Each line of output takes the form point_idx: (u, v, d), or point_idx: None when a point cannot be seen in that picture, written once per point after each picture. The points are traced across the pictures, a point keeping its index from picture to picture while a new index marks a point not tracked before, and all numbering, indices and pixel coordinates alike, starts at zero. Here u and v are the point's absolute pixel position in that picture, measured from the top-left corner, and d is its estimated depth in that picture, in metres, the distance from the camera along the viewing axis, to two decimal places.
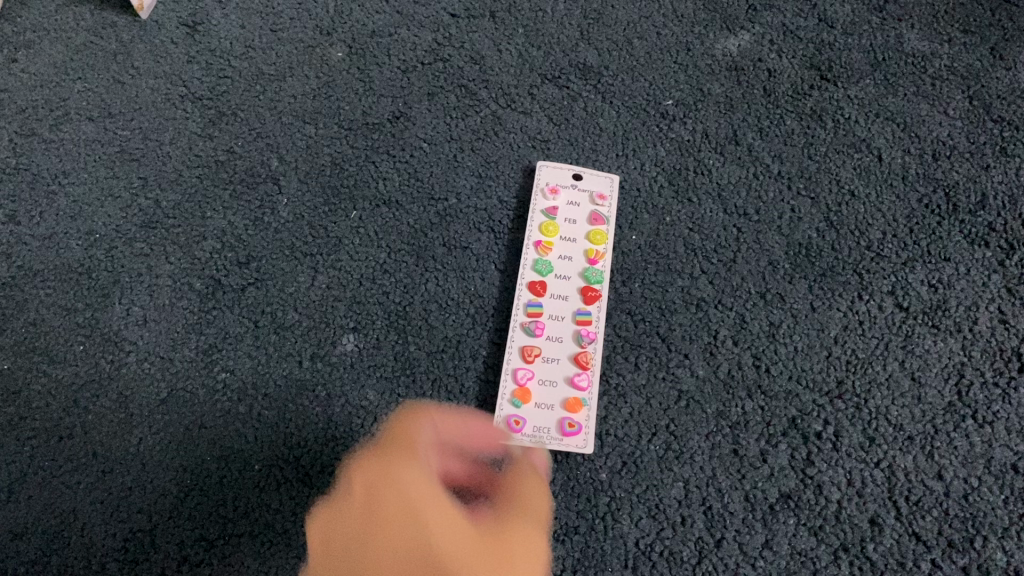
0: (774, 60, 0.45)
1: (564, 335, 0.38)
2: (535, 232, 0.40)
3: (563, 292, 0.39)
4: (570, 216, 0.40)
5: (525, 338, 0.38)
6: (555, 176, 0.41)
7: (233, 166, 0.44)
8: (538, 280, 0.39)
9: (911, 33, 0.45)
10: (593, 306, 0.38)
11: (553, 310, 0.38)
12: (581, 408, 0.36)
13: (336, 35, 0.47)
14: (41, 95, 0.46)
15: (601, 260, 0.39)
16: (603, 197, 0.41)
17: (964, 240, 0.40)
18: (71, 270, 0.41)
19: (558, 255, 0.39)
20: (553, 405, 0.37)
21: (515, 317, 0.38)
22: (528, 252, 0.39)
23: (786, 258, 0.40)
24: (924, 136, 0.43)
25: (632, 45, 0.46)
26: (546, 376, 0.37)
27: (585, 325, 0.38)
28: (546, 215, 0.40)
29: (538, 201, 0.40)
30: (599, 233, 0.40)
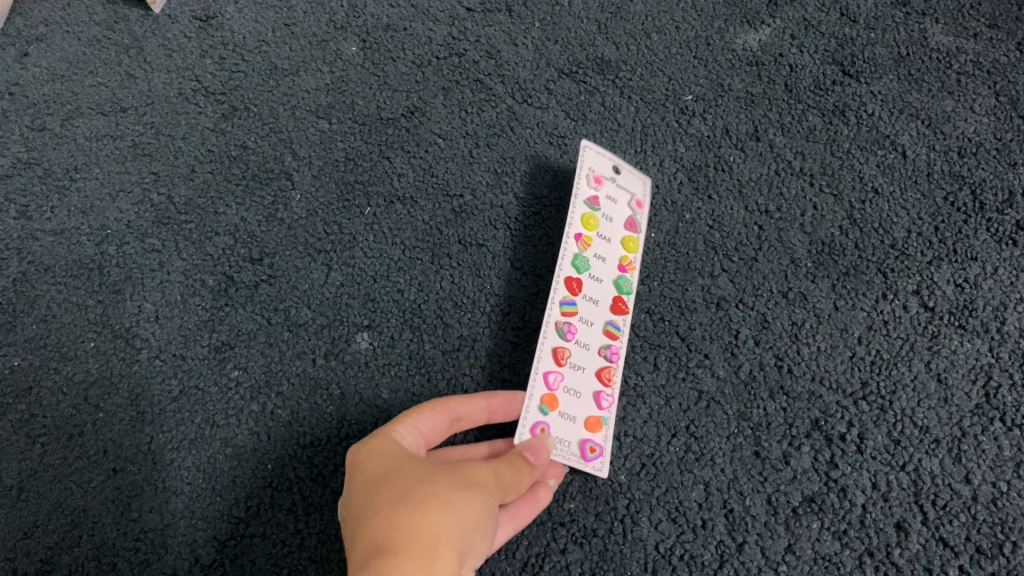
0: (795, 54, 0.44)
1: (594, 345, 0.36)
2: (577, 219, 0.37)
3: (595, 296, 0.36)
4: (607, 212, 0.38)
5: (558, 337, 0.35)
6: (598, 164, 0.39)
7: (246, 162, 0.43)
8: (574, 276, 0.36)
9: (935, 28, 0.44)
10: (621, 320, 0.37)
11: (583, 313, 0.36)
12: (599, 429, 0.35)
13: (350, 29, 0.46)
14: (53, 90, 0.45)
15: (630, 272, 0.38)
16: (639, 203, 0.39)
17: (991, 239, 0.40)
18: (83, 267, 0.41)
19: (594, 253, 0.37)
20: (575, 419, 0.34)
21: (549, 310, 0.35)
22: (569, 240, 0.36)
23: (809, 257, 0.39)
24: (950, 133, 0.42)
25: (651, 39, 0.45)
26: (571, 385, 0.35)
27: (614, 339, 0.36)
28: (588, 205, 0.38)
29: (581, 186, 0.38)
30: (631, 241, 0.38)
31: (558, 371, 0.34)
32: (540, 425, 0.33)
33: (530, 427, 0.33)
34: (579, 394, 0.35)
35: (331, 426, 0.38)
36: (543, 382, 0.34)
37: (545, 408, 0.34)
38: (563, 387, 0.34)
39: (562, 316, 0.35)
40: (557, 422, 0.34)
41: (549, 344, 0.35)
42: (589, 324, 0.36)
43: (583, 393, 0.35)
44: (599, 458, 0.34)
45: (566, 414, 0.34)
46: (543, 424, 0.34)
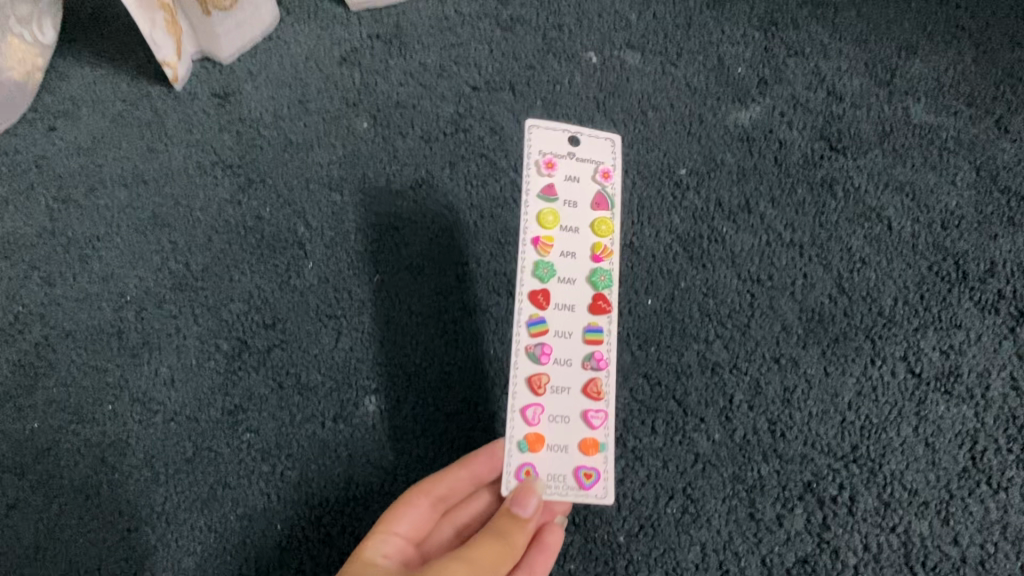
0: (785, 131, 0.46)
1: (576, 359, 0.34)
2: (532, 220, 0.34)
3: (570, 301, 0.34)
4: (569, 196, 0.35)
5: (531, 362, 0.33)
6: (547, 141, 0.35)
7: (261, 232, 0.45)
8: (541, 287, 0.34)
9: (918, 106, 0.47)
10: (603, 319, 0.34)
11: (559, 325, 0.34)
12: (596, 452, 0.34)
13: (361, 106, 0.49)
14: (79, 163, 0.48)
15: (608, 259, 0.35)
16: (607, 173, 0.35)
17: (974, 307, 0.41)
18: (102, 331, 0.43)
19: (561, 251, 0.34)
20: (566, 448, 0.34)
21: (516, 337, 0.33)
22: (527, 249, 0.34)
23: (800, 324, 0.41)
24: (933, 206, 0.44)
25: (647, 116, 0.47)
26: (555, 410, 0.34)
27: (598, 344, 0.34)
28: (544, 197, 0.34)
29: (532, 178, 0.34)
30: (603, 222, 0.35)
31: (535, 405, 0.33)
32: (524, 468, 0.33)
33: (517, 471, 0.33)
34: (567, 419, 0.34)
35: (338, 487, 0.39)
36: (522, 419, 0.33)
37: (529, 446, 0.33)
38: (545, 417, 0.33)
39: (533, 337, 0.34)
40: (545, 457, 0.33)
41: (524, 375, 0.33)
42: (568, 335, 0.34)
43: (570, 419, 0.34)
44: (601, 484, 0.34)
45: (554, 445, 0.34)
46: (530, 463, 0.33)
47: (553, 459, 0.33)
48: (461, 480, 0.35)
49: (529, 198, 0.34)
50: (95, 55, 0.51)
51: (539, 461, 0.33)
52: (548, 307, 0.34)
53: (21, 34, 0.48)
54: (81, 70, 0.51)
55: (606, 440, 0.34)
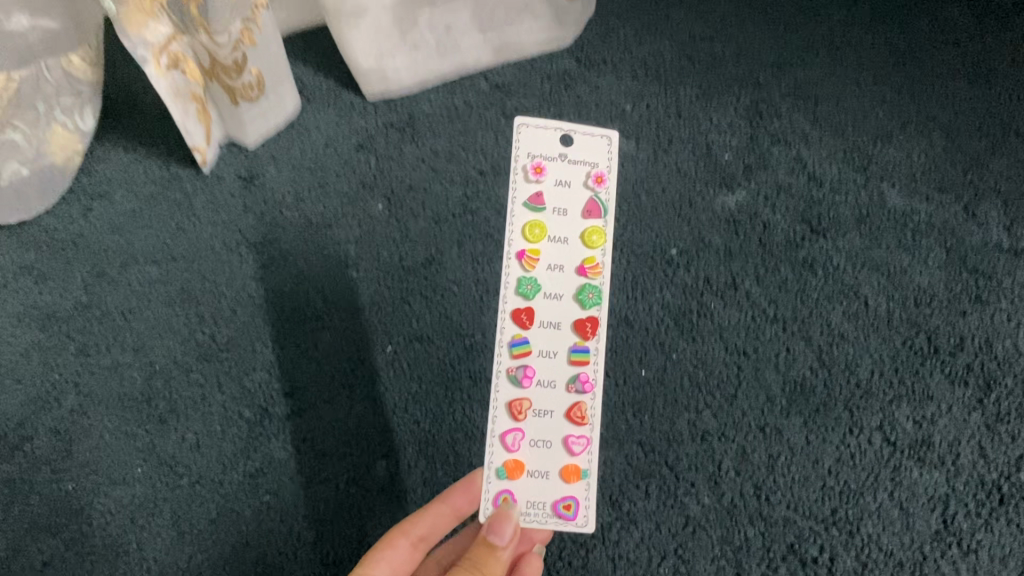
0: (768, 214, 0.50)
1: (560, 381, 0.37)
2: (519, 232, 0.37)
3: (555, 320, 0.37)
4: (559, 204, 0.37)
5: (511, 386, 0.36)
6: (537, 146, 0.37)
7: (281, 305, 0.49)
8: (525, 305, 0.37)
9: (893, 191, 0.50)
10: (589, 340, 0.37)
11: (542, 346, 0.37)
12: (577, 479, 0.37)
13: (376, 189, 0.53)
14: (114, 240, 0.52)
15: (597, 272, 0.37)
16: (599, 178, 0.38)
17: (945, 379, 0.45)
18: (132, 399, 0.46)
19: (548, 262, 0.37)
20: (547, 474, 0.37)
21: (499, 359, 0.36)
22: (512, 265, 0.37)
23: (783, 395, 0.44)
24: (907, 284, 0.47)
25: (641, 199, 0.50)
26: (535, 434, 0.37)
27: (582, 366, 0.37)
28: (532, 205, 0.37)
29: (521, 185, 0.37)
30: (593, 231, 0.37)
31: (516, 429, 0.36)
32: (503, 494, 0.36)
33: (495, 497, 0.36)
34: (548, 445, 0.36)
35: (351, 547, 0.44)
36: (502, 442, 0.36)
37: (507, 468, 0.36)
38: (525, 441, 0.36)
39: (514, 359, 0.36)
40: (525, 482, 0.36)
41: (504, 397, 0.36)
42: (551, 355, 0.37)
43: (552, 443, 0.37)
44: (581, 512, 0.37)
45: (535, 470, 0.36)
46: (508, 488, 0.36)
47: (532, 486, 0.36)
48: (442, 514, 0.37)
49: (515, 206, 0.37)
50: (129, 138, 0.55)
51: (518, 486, 0.36)
52: (530, 325, 0.37)
53: (64, 121, 0.52)
54: (118, 154, 0.55)
55: (586, 468, 0.37)
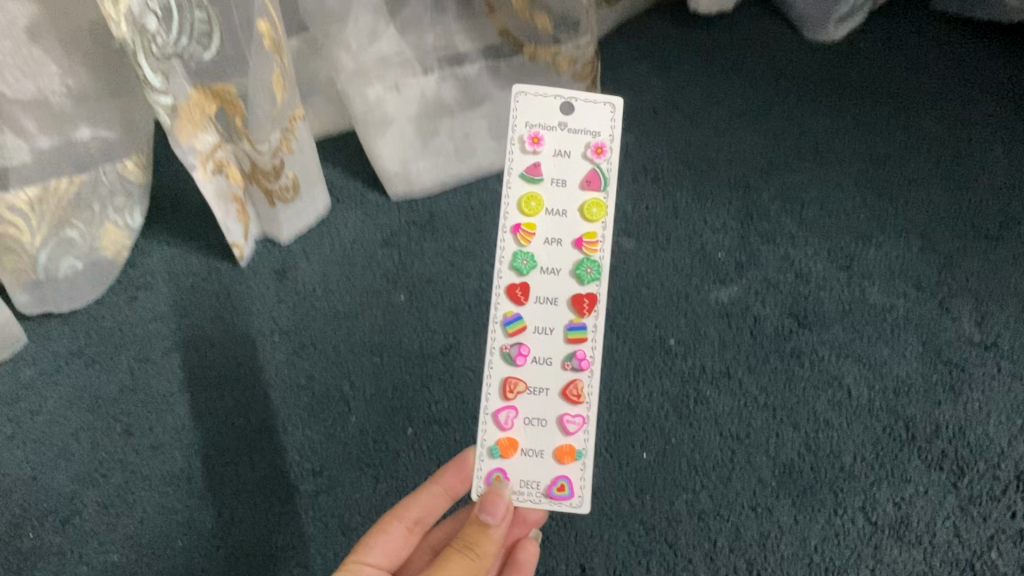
0: (759, 308, 0.55)
1: (556, 359, 0.38)
2: (516, 206, 0.38)
3: (551, 295, 0.38)
4: (557, 176, 0.38)
5: (505, 363, 0.38)
6: (536, 116, 0.38)
7: (312, 390, 0.54)
8: (520, 280, 0.38)
9: (873, 288, 0.55)
10: (586, 317, 0.38)
11: (538, 323, 0.38)
12: (573, 459, 0.38)
13: (399, 282, 0.58)
14: (155, 328, 0.57)
15: (595, 247, 0.38)
16: (599, 150, 0.38)
17: (922, 463, 0.49)
18: (173, 477, 0.51)
19: (545, 236, 0.38)
20: (541, 453, 0.38)
21: (495, 336, 0.38)
22: (507, 238, 0.38)
23: (773, 477, 0.49)
24: (886, 374, 0.52)
25: (641, 292, 0.55)
26: (528, 411, 0.38)
27: (579, 344, 0.38)
28: (529, 179, 0.38)
29: (518, 156, 0.38)
30: (592, 205, 0.38)
31: (508, 408, 0.38)
32: (496, 473, 0.38)
33: (489, 474, 0.38)
34: (542, 423, 0.38)
35: None
36: (495, 421, 0.38)
37: (501, 444, 0.38)
38: (518, 418, 0.38)
39: (509, 336, 0.38)
40: (518, 461, 0.38)
41: (498, 373, 0.38)
42: (547, 330, 0.38)
43: (546, 423, 0.38)
44: (575, 491, 0.38)
45: (528, 450, 0.38)
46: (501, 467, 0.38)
47: (525, 467, 0.38)
48: (435, 496, 0.40)
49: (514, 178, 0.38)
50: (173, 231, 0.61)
51: (511, 465, 0.38)
52: (525, 299, 0.38)
53: (116, 219, 0.58)
54: (160, 247, 0.60)
55: (581, 448, 0.38)
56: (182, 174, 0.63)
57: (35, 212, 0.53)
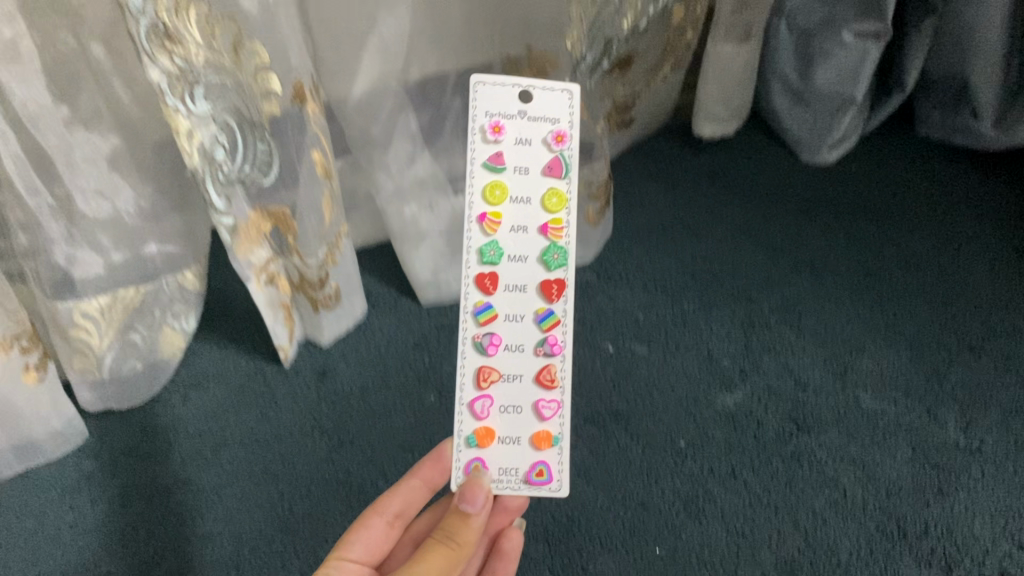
0: (762, 413, 0.60)
1: (528, 345, 0.43)
2: (483, 198, 0.42)
3: (519, 283, 0.42)
4: (519, 165, 0.42)
5: (478, 352, 0.42)
6: (496, 107, 0.42)
7: (350, 483, 0.60)
8: (490, 271, 0.42)
9: (865, 395, 0.61)
10: (552, 303, 0.43)
11: (507, 311, 0.42)
12: (549, 444, 0.43)
13: (430, 383, 0.65)
14: (207, 425, 0.63)
15: (558, 233, 0.43)
16: (558, 137, 0.43)
17: (913, 561, 0.53)
18: (222, 564, 0.56)
19: (510, 225, 0.42)
20: (518, 440, 0.43)
21: (467, 327, 0.42)
22: (475, 228, 0.42)
23: (775, 569, 0.53)
24: (880, 476, 0.57)
25: (653, 397, 0.61)
26: (503, 396, 0.43)
27: (548, 330, 0.43)
28: (494, 169, 0.42)
29: (480, 147, 0.42)
30: (554, 192, 0.43)
31: (484, 397, 0.42)
32: (475, 463, 0.42)
33: (467, 464, 0.42)
34: (517, 409, 0.43)
35: None
36: (472, 410, 0.42)
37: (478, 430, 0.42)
38: (494, 406, 0.42)
39: (481, 326, 0.42)
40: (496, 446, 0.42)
41: (472, 364, 0.42)
42: (518, 317, 0.42)
43: (522, 408, 0.43)
44: (552, 473, 0.43)
45: (506, 436, 0.42)
46: (480, 457, 0.42)
47: (503, 452, 0.43)
48: (412, 490, 0.44)
49: (480, 170, 0.42)
50: (227, 333, 0.68)
51: (487, 454, 0.42)
52: (495, 289, 0.42)
53: (173, 323, 0.64)
54: (210, 349, 0.68)
55: (556, 434, 0.43)
56: (236, 282, 0.72)
57: (103, 320, 0.60)
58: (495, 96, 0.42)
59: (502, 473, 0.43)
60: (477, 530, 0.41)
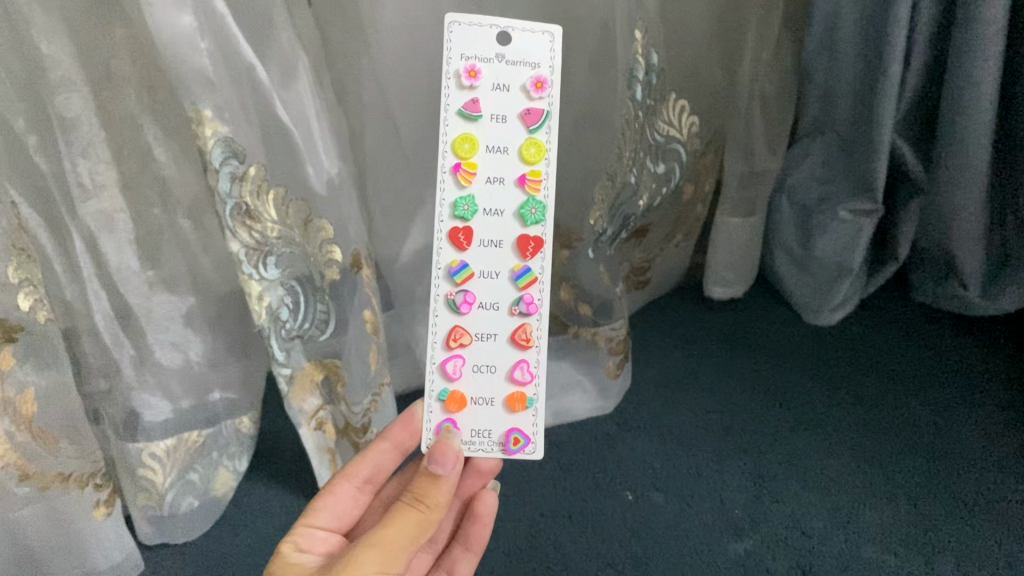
0: (771, 562, 0.64)
1: (503, 306, 0.49)
2: (460, 149, 0.48)
3: (496, 239, 0.49)
4: (495, 112, 0.48)
5: (452, 311, 0.49)
6: (471, 50, 0.48)
7: None
8: (463, 226, 0.48)
9: (868, 546, 0.65)
10: (526, 263, 0.49)
11: (483, 270, 0.49)
12: (523, 404, 0.49)
13: None
14: (254, 560, 0.69)
15: (534, 185, 0.49)
16: (537, 86, 0.48)
17: None
18: None
19: (487, 175, 0.48)
20: (492, 400, 0.49)
21: (444, 286, 0.48)
22: (452, 178, 0.48)
23: None
24: None
25: (670, 542, 0.66)
26: (479, 353, 0.49)
27: (523, 290, 0.49)
28: (471, 117, 0.48)
29: (456, 94, 0.48)
30: (530, 144, 0.48)
31: (458, 357, 0.49)
32: (446, 424, 0.49)
33: (438, 425, 0.49)
34: (493, 366, 0.49)
35: None
36: (448, 370, 0.49)
37: (452, 388, 0.49)
38: (467, 364, 0.49)
39: (458, 284, 0.49)
40: (469, 407, 0.49)
41: (447, 322, 0.49)
42: (493, 273, 0.49)
43: (497, 369, 0.49)
44: (526, 434, 0.49)
45: (479, 394, 0.49)
46: (451, 417, 0.49)
47: (478, 412, 0.49)
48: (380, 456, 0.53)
49: (457, 117, 0.48)
50: (277, 477, 0.74)
51: (460, 415, 0.49)
52: (469, 243, 0.48)
53: (227, 463, 0.71)
54: (258, 488, 0.74)
55: (528, 395, 0.49)
56: (284, 426, 0.79)
57: (168, 458, 0.67)
58: (471, 38, 0.48)
59: (475, 434, 0.49)
60: (447, 492, 0.46)
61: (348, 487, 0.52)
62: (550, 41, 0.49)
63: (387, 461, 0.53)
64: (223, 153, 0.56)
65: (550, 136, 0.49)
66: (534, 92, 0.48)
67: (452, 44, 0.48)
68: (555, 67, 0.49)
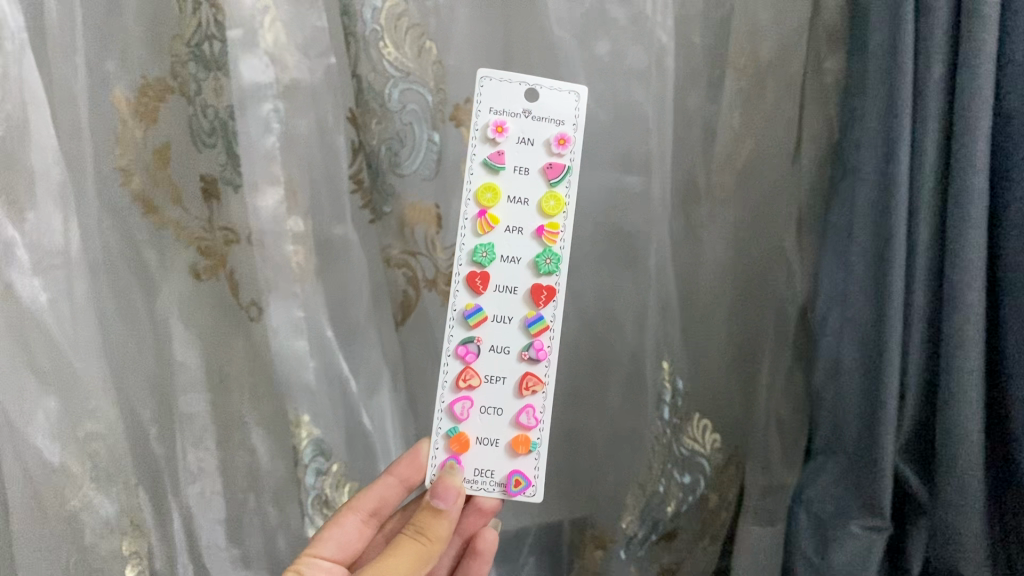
0: None
1: (515, 349, 0.59)
2: (484, 193, 0.58)
3: (511, 285, 0.58)
4: (517, 163, 0.58)
5: (465, 356, 0.58)
6: (502, 107, 0.58)
7: None
8: (481, 270, 0.58)
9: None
10: (538, 311, 0.59)
11: (496, 314, 0.59)
12: (526, 446, 0.59)
13: None
14: None
15: (550, 232, 0.58)
16: (559, 142, 0.58)
17: None
18: None
19: (507, 224, 0.58)
20: (496, 441, 0.59)
21: (461, 323, 0.58)
22: (475, 220, 0.58)
23: None
24: None
25: None
26: (487, 396, 0.59)
27: (533, 336, 0.59)
28: (497, 164, 0.58)
29: (484, 146, 0.58)
30: (550, 194, 0.58)
31: (466, 396, 0.59)
32: (450, 461, 0.58)
33: (442, 462, 0.59)
34: (500, 409, 0.59)
35: None
36: (458, 406, 0.58)
37: (460, 428, 0.59)
38: (475, 406, 0.59)
39: (474, 324, 0.58)
40: (472, 448, 0.59)
41: (460, 364, 0.58)
42: (507, 319, 0.59)
43: (504, 408, 0.59)
44: (526, 475, 0.59)
45: (484, 435, 0.59)
46: (455, 456, 0.59)
47: (482, 452, 0.59)
48: (389, 488, 0.63)
49: (484, 168, 0.58)
50: None
51: (463, 456, 0.59)
52: (485, 287, 0.58)
53: None
54: None
55: (532, 440, 0.59)
56: None
57: None
58: (503, 95, 0.58)
59: (478, 472, 0.59)
60: (442, 528, 0.59)
61: (353, 519, 0.63)
62: (575, 99, 0.59)
63: (390, 493, 0.63)
64: (312, 452, 0.66)
65: (568, 189, 0.59)
66: (557, 148, 0.58)
67: (484, 98, 0.58)
68: (578, 124, 0.59)
